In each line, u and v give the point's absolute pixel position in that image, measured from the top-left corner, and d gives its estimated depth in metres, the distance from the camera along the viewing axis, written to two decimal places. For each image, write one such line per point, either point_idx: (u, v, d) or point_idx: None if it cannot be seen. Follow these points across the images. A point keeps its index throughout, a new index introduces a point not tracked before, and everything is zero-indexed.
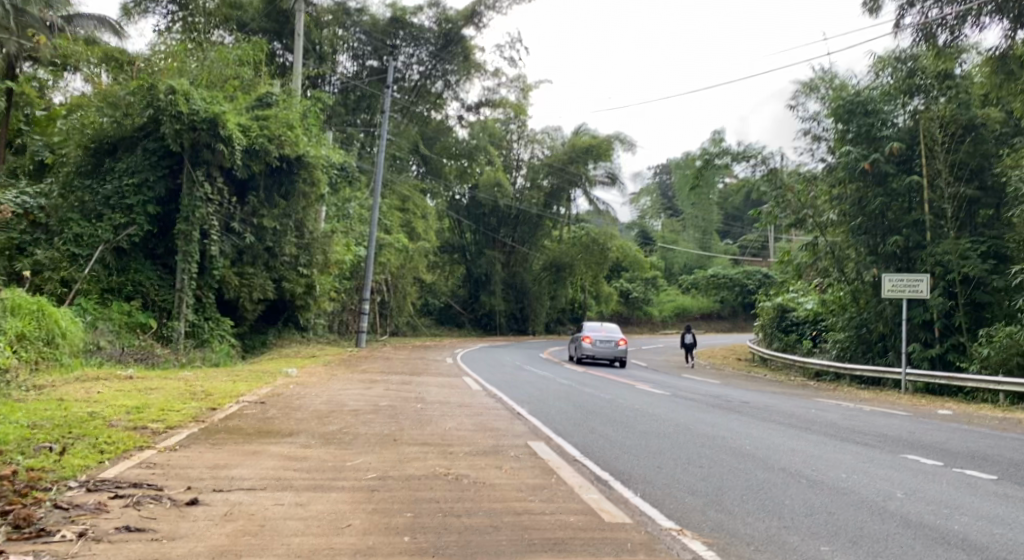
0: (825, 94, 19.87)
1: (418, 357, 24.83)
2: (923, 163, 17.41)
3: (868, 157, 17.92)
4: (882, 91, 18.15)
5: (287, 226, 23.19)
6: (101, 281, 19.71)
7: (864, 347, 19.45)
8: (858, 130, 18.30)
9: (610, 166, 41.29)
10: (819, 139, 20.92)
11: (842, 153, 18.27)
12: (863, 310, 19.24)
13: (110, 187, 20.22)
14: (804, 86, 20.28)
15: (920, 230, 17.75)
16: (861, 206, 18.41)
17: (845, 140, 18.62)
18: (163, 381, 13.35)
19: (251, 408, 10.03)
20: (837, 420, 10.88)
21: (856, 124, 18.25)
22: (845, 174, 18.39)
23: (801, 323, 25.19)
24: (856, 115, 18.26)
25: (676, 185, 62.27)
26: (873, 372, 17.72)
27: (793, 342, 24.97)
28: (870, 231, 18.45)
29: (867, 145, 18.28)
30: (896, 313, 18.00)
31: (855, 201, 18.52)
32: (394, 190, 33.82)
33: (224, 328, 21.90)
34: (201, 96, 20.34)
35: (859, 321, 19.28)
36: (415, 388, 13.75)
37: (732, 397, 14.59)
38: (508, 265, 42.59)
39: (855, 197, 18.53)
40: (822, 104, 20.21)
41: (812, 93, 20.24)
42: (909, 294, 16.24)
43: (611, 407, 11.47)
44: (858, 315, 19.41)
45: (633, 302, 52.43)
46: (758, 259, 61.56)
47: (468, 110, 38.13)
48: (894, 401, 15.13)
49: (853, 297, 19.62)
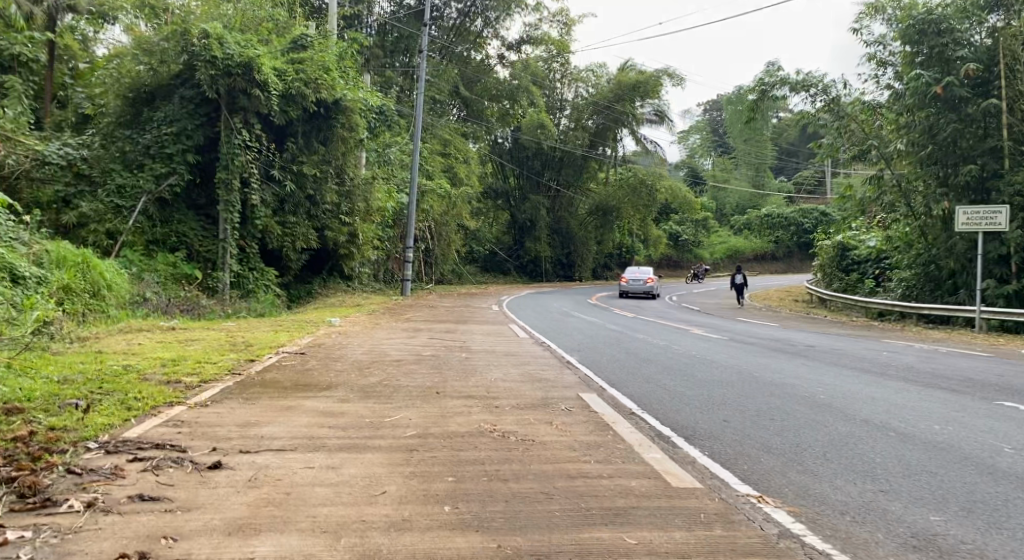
0: (893, 15, 18.39)
1: (464, 305, 24.43)
2: (1002, 85, 15.98)
3: (941, 81, 16.45)
4: (958, 7, 16.74)
5: (328, 172, 22.72)
6: (146, 233, 19.68)
7: (932, 285, 18.27)
8: (930, 53, 16.88)
9: (658, 103, 39.90)
10: (886, 64, 19.48)
11: (911, 78, 16.74)
12: (932, 246, 18.06)
13: (149, 137, 19.92)
14: (870, 8, 18.78)
15: (998, 157, 16.37)
16: (931, 134, 17.02)
17: (915, 63, 17.33)
18: (207, 332, 13.14)
19: (290, 360, 9.64)
20: (913, 363, 10.07)
21: (927, 46, 16.79)
22: (913, 101, 17.02)
23: (864, 262, 23.89)
24: (927, 36, 16.69)
25: (727, 121, 60.08)
26: (941, 311, 16.65)
27: (854, 282, 23.77)
28: (940, 162, 17.12)
29: (940, 68, 16.82)
30: (968, 248, 16.86)
31: (926, 128, 17.09)
32: (434, 134, 33.24)
33: (269, 278, 21.76)
34: (236, 40, 19.79)
35: (927, 259, 18.13)
36: (460, 336, 13.28)
37: (793, 340, 13.79)
38: (553, 211, 41.85)
39: (925, 125, 17.12)
40: (889, 26, 18.77)
41: (878, 15, 18.70)
42: (986, 227, 15.10)
43: (665, 354, 10.83)
44: (926, 252, 18.24)
45: (683, 244, 51.16)
46: (813, 197, 59.27)
47: (509, 49, 36.92)
48: (972, 341, 14.21)
49: (921, 232, 18.40)
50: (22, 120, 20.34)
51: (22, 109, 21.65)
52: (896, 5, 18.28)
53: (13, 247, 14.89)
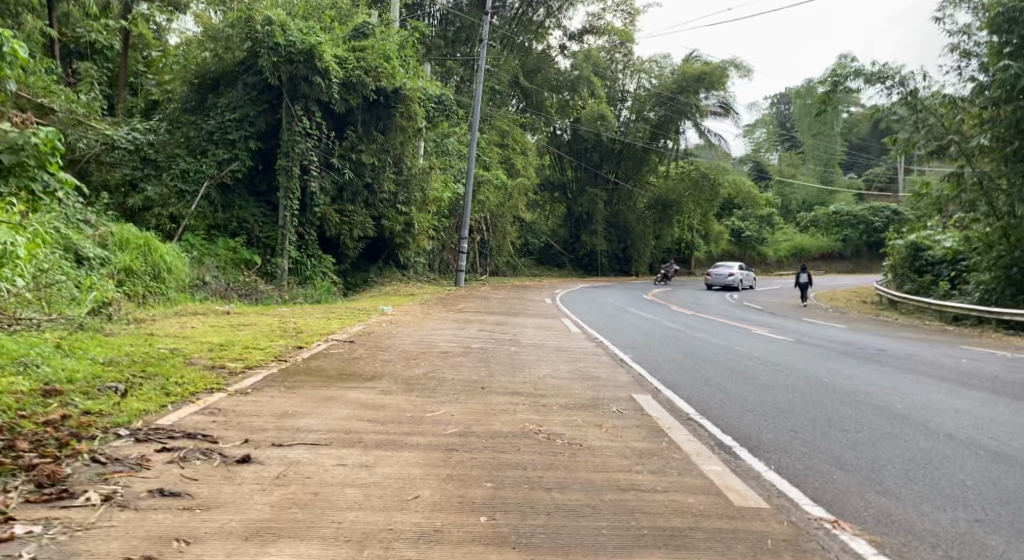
0: (978, 4, 17.34)
1: (517, 297, 24.11)
2: None
3: None
4: None
5: (385, 161, 22.64)
6: (208, 217, 19.99)
7: (1013, 289, 17.22)
8: (1020, 43, 15.80)
9: (723, 95, 38.96)
10: (970, 55, 18.36)
11: (998, 69, 15.77)
12: (1016, 248, 17.01)
13: (213, 122, 20.16)
14: None
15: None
16: (1018, 129, 16.14)
17: (1003, 53, 16.27)
18: (259, 317, 13.15)
19: (337, 348, 9.48)
20: (997, 373, 9.33)
21: (1018, 35, 15.74)
22: (1000, 93, 16.03)
23: (938, 263, 22.74)
24: (1017, 25, 15.71)
25: (795, 114, 58.32)
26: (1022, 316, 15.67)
27: (928, 285, 22.61)
28: None
29: None
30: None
31: (1012, 123, 16.19)
32: (493, 125, 32.95)
33: (327, 265, 21.89)
34: (298, 27, 19.81)
35: (1009, 261, 17.09)
36: (510, 329, 12.95)
37: (863, 344, 13.04)
38: (611, 204, 41.20)
39: (1012, 119, 16.18)
40: (975, 15, 17.68)
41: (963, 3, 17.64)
42: None
43: (725, 354, 10.30)
44: (1007, 254, 17.19)
45: (745, 241, 49.87)
46: (885, 194, 56.98)
47: (571, 39, 36.36)
48: None
49: (1003, 234, 17.32)
50: (93, 105, 20.83)
51: (94, 95, 22.21)
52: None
53: (81, 229, 15.48)
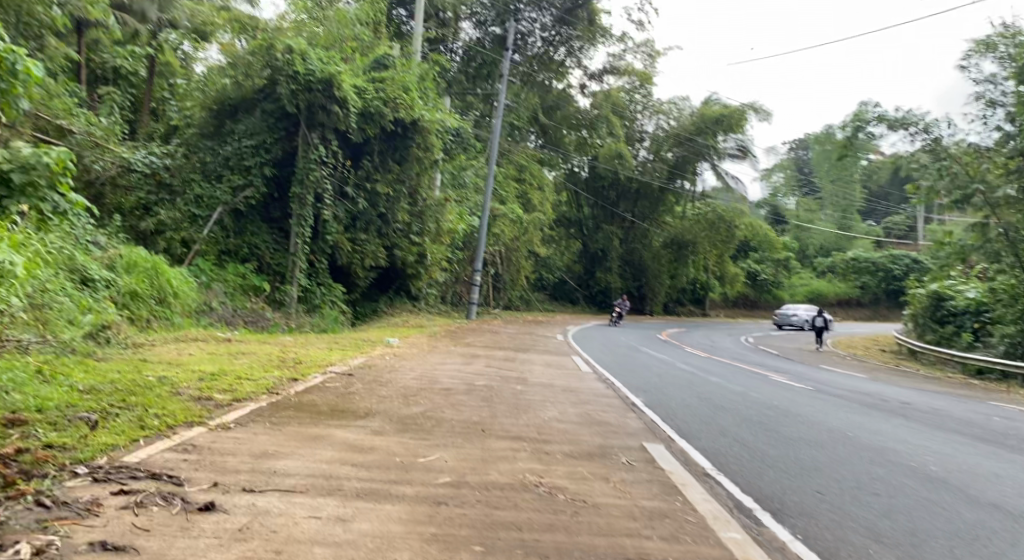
0: (1005, 54, 16.99)
1: (527, 334, 23.68)
2: None
3: None
4: None
5: (400, 192, 22.45)
6: (219, 243, 19.67)
7: None
8: None
9: (742, 138, 38.76)
10: (995, 104, 17.98)
11: None
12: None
13: (230, 148, 20.02)
14: (979, 45, 17.41)
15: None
16: None
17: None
18: (260, 346, 12.76)
19: (334, 381, 9.04)
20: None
21: None
22: None
23: (960, 314, 21.95)
24: None
25: (814, 159, 58.04)
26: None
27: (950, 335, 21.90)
28: None
29: None
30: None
31: None
32: (510, 160, 33.19)
33: (336, 294, 21.50)
34: (319, 56, 19.79)
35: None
36: (518, 367, 12.47)
37: (886, 396, 12.47)
38: (626, 241, 40.77)
39: None
40: (1001, 65, 17.32)
41: (989, 52, 17.30)
42: None
43: (742, 402, 9.79)
44: None
45: (761, 284, 49.41)
46: (905, 243, 56.37)
47: (591, 78, 36.34)
48: None
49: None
50: (112, 128, 20.78)
51: (115, 118, 22.18)
52: (1009, 42, 16.88)
53: (90, 250, 15.28)
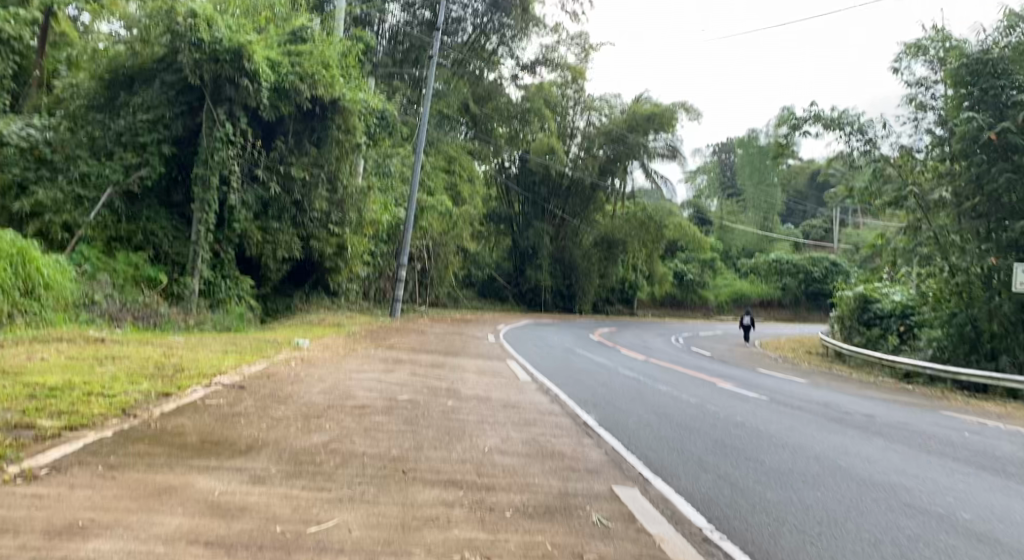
0: (936, 56, 18.76)
1: (456, 333, 22.18)
2: None
3: (993, 127, 16.34)
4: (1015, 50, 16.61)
5: (319, 177, 20.46)
6: (109, 228, 17.27)
7: (966, 347, 17.88)
8: (981, 95, 16.78)
9: (671, 137, 37.96)
10: (926, 106, 19.59)
11: (962, 121, 16.57)
12: (968, 305, 17.68)
13: (122, 123, 17.61)
14: (911, 48, 19.17)
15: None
16: (979, 183, 16.91)
17: (963, 106, 17.09)
18: (139, 348, 10.75)
19: (218, 398, 7.26)
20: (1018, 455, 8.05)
21: (983, 85, 16.68)
22: (962, 146, 16.84)
23: (886, 317, 25.46)
24: (982, 77, 16.69)
25: (738, 165, 58.58)
26: (982, 376, 16.58)
27: (876, 337, 25.29)
28: (986, 214, 17.07)
29: (993, 112, 16.65)
30: (1012, 309, 16.53)
31: (972, 178, 17.01)
32: (440, 150, 31.21)
33: (244, 288, 19.44)
34: (226, 23, 17.55)
35: (963, 318, 17.72)
36: (446, 375, 10.88)
37: (846, 407, 11.68)
38: (557, 239, 39.63)
39: (970, 173, 17.05)
40: (932, 67, 19.08)
41: (919, 56, 19.04)
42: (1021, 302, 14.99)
43: (705, 418, 8.73)
44: (960, 313, 17.86)
45: (687, 283, 49.30)
46: (820, 246, 58.12)
47: (524, 69, 34.76)
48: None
49: (958, 290, 17.82)
50: None
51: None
52: (939, 45, 18.68)
53: None
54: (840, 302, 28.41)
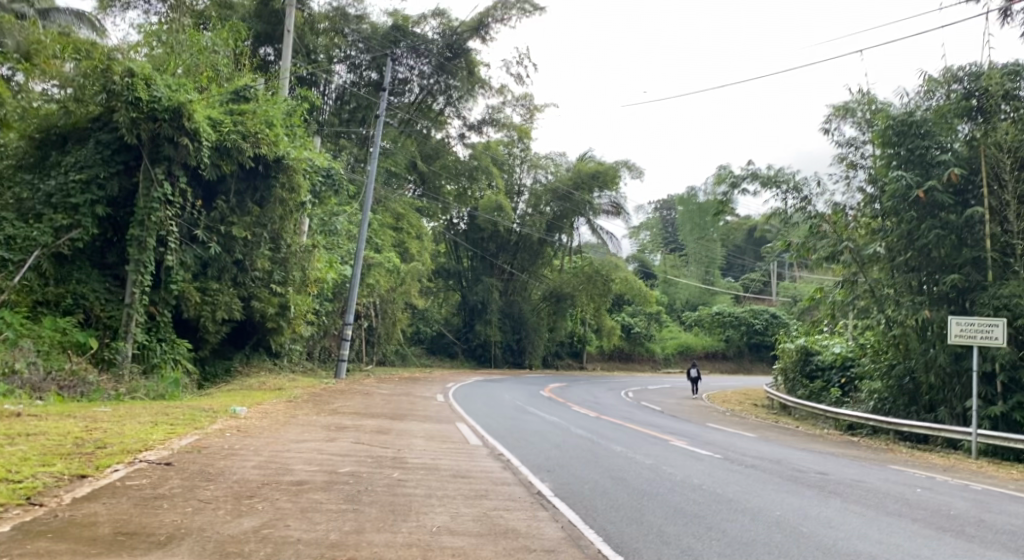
0: (862, 118, 19.49)
1: (403, 394, 21.57)
2: (987, 194, 16.28)
3: (922, 185, 16.76)
4: (937, 112, 17.22)
5: (261, 236, 19.99)
6: (35, 293, 16.48)
7: (906, 399, 18.40)
8: (909, 155, 17.26)
9: (615, 195, 38.43)
10: (856, 165, 20.31)
11: (891, 181, 17.07)
12: (907, 358, 18.05)
13: (53, 183, 16.97)
14: (840, 110, 19.87)
15: (980, 268, 16.56)
16: (911, 239, 17.26)
17: (892, 166, 17.71)
18: (59, 421, 10.07)
19: (141, 479, 6.76)
20: (976, 514, 7.96)
21: (909, 146, 17.17)
22: (893, 204, 17.32)
23: (828, 368, 25.82)
24: (908, 138, 17.19)
25: (679, 220, 59.73)
26: (925, 428, 16.65)
27: (819, 389, 25.56)
28: (919, 269, 17.42)
29: (921, 171, 17.12)
30: (949, 361, 16.69)
31: (904, 234, 17.34)
32: (386, 208, 30.98)
33: (181, 352, 18.48)
34: (166, 82, 17.17)
35: (902, 370, 18.24)
36: (392, 442, 10.42)
37: (803, 465, 11.54)
38: (505, 294, 39.54)
39: (903, 232, 17.37)
40: (859, 129, 19.79)
41: (847, 117, 19.77)
42: (980, 340, 14.88)
43: (663, 483, 8.45)
44: (900, 364, 18.35)
45: (634, 337, 49.50)
46: (761, 298, 59.48)
47: (470, 129, 34.98)
48: (986, 475, 12.71)
49: (894, 344, 18.20)
50: None
51: None
52: (865, 107, 19.39)
53: None
54: (782, 354, 28.75)
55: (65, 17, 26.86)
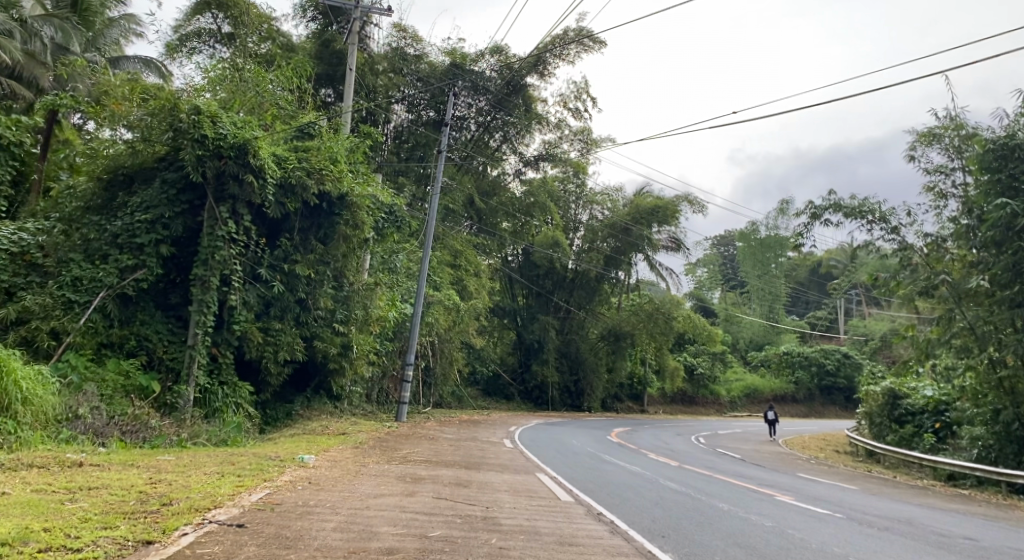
0: (951, 144, 18.02)
1: (468, 438, 20.58)
2: None
3: None
4: None
5: (324, 274, 19.44)
6: (99, 334, 15.93)
7: (1015, 447, 16.52)
8: (1009, 180, 15.72)
9: (674, 230, 37.25)
10: (946, 195, 18.86)
11: (994, 207, 15.50)
12: (1014, 401, 16.36)
13: (119, 223, 16.61)
14: (924, 137, 18.44)
15: None
16: (1016, 271, 15.62)
17: (990, 193, 16.14)
18: (119, 472, 9.35)
19: (210, 547, 5.89)
20: None
21: (1011, 170, 15.61)
22: (995, 233, 15.76)
23: (919, 413, 23.91)
24: (1009, 162, 15.66)
25: (737, 257, 57.77)
26: None
27: (909, 434, 23.63)
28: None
29: None
30: None
31: (1009, 266, 15.68)
32: (445, 245, 30.47)
33: (243, 395, 17.81)
34: (233, 119, 16.90)
35: (1009, 416, 16.41)
36: (476, 497, 9.42)
37: (935, 527, 10.12)
38: (563, 333, 38.47)
39: (1008, 261, 15.71)
40: (947, 155, 18.34)
41: (935, 143, 18.29)
42: None
43: (798, 553, 7.25)
44: (1007, 408, 16.50)
45: (697, 378, 47.18)
46: (826, 336, 57.16)
47: (528, 165, 34.19)
48: None
49: (1001, 384, 16.50)
50: None
51: None
52: (953, 133, 17.90)
53: None
54: (865, 397, 26.68)
55: (133, 63, 27.28)
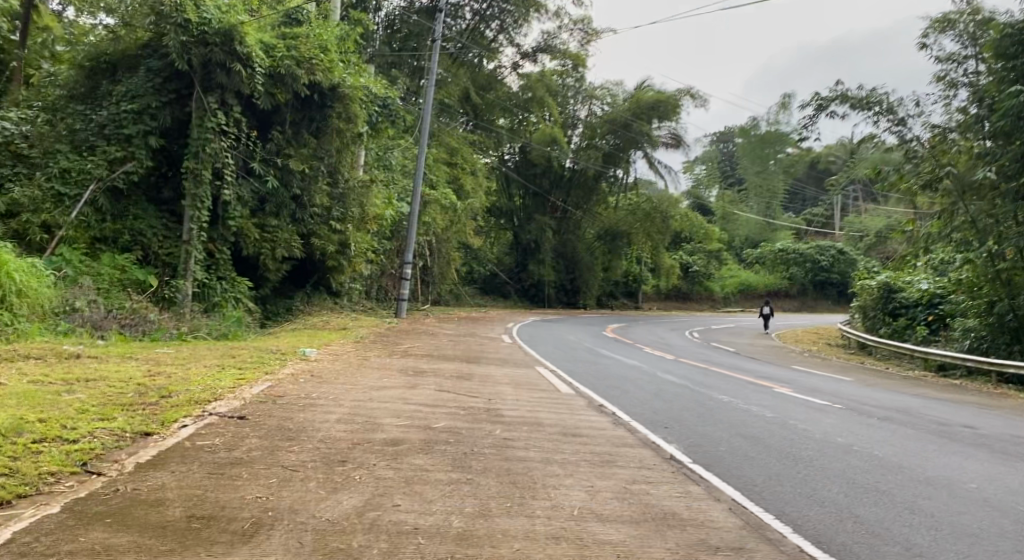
0: (965, 30, 17.08)
1: (466, 334, 20.69)
2: None
3: None
4: None
5: (318, 169, 18.96)
6: (92, 228, 15.68)
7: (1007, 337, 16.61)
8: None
9: (675, 125, 36.14)
10: (957, 84, 18.18)
11: (1006, 95, 14.98)
12: (1008, 293, 16.25)
13: (105, 114, 16.07)
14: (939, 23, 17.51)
15: None
16: None
17: (1005, 81, 15.52)
18: (119, 364, 9.32)
19: (212, 439, 5.84)
20: None
21: None
22: (1005, 124, 15.25)
23: (912, 306, 23.96)
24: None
25: (738, 152, 56.95)
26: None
27: (903, 327, 23.83)
28: None
29: None
30: None
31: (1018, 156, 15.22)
32: (441, 141, 29.73)
33: (242, 290, 17.73)
34: (217, 3, 15.96)
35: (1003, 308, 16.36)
36: (478, 389, 9.42)
37: (934, 417, 10.17)
38: (559, 232, 38.24)
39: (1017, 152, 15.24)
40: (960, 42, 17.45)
41: (948, 29, 17.33)
42: None
43: (805, 442, 7.24)
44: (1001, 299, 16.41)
45: (692, 275, 47.20)
46: (822, 232, 57.06)
47: (525, 56, 33.02)
48: None
49: (1001, 277, 16.27)
50: None
51: None
52: (968, 18, 17.00)
53: None
54: (861, 292, 26.75)
55: None
